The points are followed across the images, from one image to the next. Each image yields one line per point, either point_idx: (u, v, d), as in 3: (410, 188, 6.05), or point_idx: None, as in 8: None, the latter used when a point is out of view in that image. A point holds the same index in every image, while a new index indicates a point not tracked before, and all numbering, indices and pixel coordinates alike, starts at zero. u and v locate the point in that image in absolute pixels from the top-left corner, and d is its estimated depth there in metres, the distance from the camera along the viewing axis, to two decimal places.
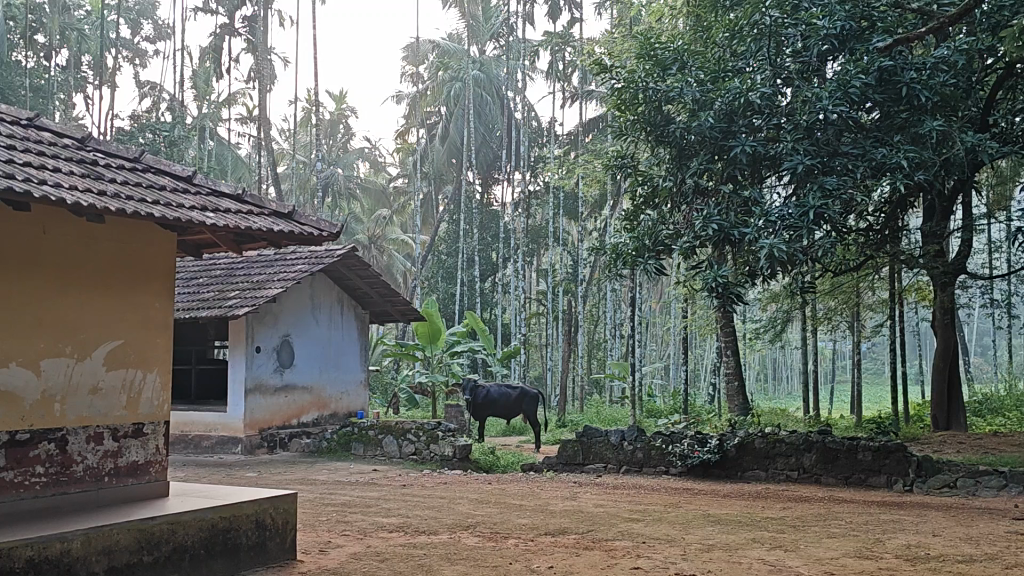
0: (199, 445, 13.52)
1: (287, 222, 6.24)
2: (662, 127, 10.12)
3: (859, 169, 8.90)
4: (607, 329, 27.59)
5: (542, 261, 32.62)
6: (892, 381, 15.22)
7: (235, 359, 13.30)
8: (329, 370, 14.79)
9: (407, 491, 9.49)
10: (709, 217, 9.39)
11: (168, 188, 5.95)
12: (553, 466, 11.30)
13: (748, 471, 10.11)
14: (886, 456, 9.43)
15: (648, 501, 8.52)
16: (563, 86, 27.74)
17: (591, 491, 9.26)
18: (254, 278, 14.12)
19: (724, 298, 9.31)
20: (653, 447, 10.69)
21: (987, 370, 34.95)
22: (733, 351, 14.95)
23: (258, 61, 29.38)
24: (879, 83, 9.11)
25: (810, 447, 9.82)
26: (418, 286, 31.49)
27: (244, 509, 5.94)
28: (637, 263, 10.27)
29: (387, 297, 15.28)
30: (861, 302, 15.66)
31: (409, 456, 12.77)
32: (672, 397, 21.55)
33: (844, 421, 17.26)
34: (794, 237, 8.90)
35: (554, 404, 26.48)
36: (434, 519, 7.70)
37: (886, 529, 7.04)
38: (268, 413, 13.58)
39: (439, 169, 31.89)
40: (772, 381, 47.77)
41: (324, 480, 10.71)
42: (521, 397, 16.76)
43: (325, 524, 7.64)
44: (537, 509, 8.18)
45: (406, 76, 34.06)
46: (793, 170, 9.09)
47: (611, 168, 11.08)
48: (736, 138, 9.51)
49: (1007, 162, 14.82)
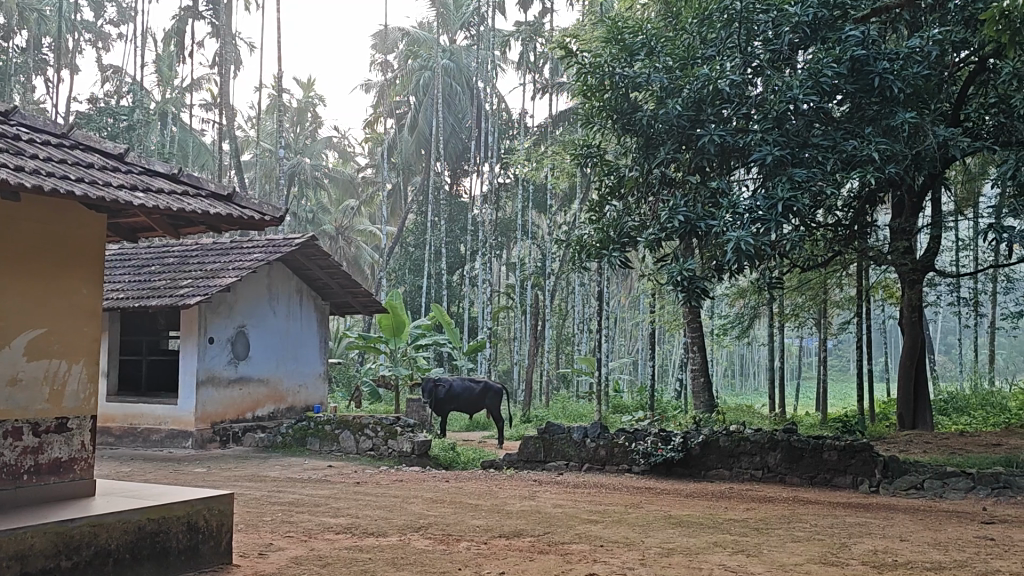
0: (148, 439, 13.05)
1: (225, 205, 5.85)
2: (628, 116, 9.82)
3: (829, 161, 8.64)
4: (575, 323, 27.36)
5: (511, 254, 32.29)
6: (859, 381, 15.05)
7: (186, 351, 12.86)
8: (286, 363, 14.37)
9: (359, 489, 9.13)
10: (676, 208, 9.08)
11: (96, 166, 5.55)
12: (513, 463, 10.97)
13: (711, 470, 9.86)
14: (852, 456, 9.22)
15: (609, 501, 8.23)
16: (534, 77, 27.34)
17: (551, 490, 8.96)
18: (208, 266, 13.64)
19: (690, 292, 9.00)
20: (616, 444, 10.39)
21: (953, 369, 35.13)
22: (700, 347, 14.70)
23: (222, 45, 28.77)
24: (850, 74, 8.79)
25: (775, 446, 9.58)
26: (385, 277, 31.11)
27: (174, 511, 5.55)
28: (602, 256, 9.94)
29: (347, 288, 14.88)
30: (828, 298, 15.45)
31: (366, 452, 12.40)
32: (638, 393, 21.32)
33: (811, 419, 17.10)
34: (762, 230, 8.58)
35: (520, 399, 26.17)
36: (384, 520, 7.35)
37: (852, 533, 6.79)
38: (221, 406, 13.16)
39: (408, 160, 31.43)
40: (739, 377, 47.91)
41: (274, 477, 10.32)
42: (484, 392, 16.38)
43: (269, 525, 7.26)
44: (492, 508, 7.86)
45: (375, 65, 33.49)
46: (762, 161, 8.77)
47: (577, 157, 10.76)
48: (704, 127, 9.21)
49: (975, 159, 14.73)
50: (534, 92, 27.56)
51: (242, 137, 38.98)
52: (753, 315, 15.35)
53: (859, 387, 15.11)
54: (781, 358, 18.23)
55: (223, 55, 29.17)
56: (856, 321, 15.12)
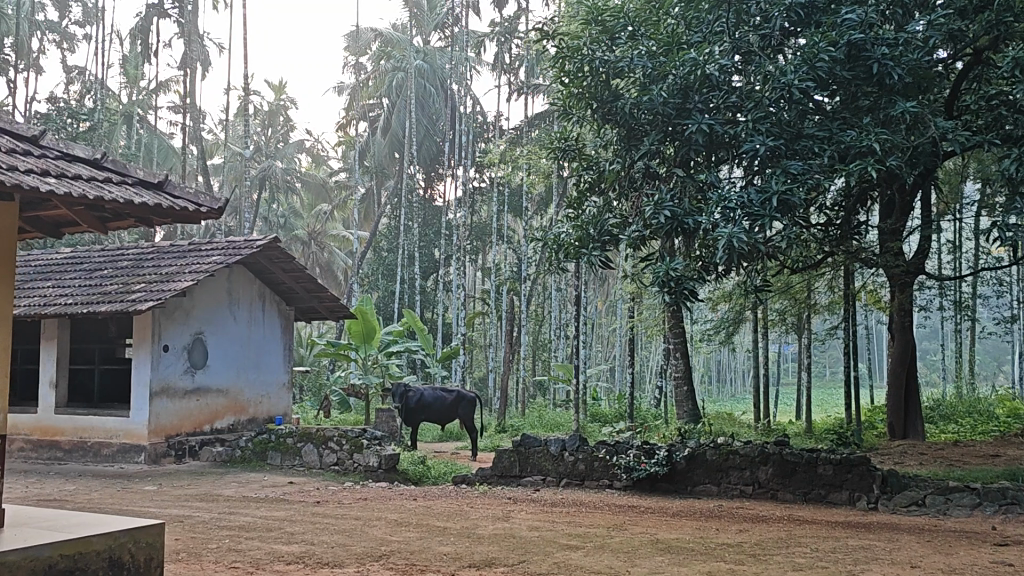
0: (99, 454, 12.21)
1: (154, 194, 5.16)
2: (609, 104, 9.18)
3: (827, 153, 8.02)
4: (552, 329, 26.76)
5: (486, 259, 31.61)
6: (846, 388, 14.53)
7: (140, 359, 12.09)
8: (247, 371, 13.63)
9: (318, 510, 8.40)
10: (661, 203, 8.40)
11: (3, 147, 4.79)
12: (487, 478, 10.29)
13: (698, 485, 9.23)
14: (848, 470, 8.64)
15: (590, 522, 7.58)
16: (509, 79, 26.71)
17: (526, 509, 8.28)
18: (163, 270, 12.85)
19: (677, 294, 8.32)
20: (596, 458, 9.72)
21: (934, 376, 34.83)
22: (683, 353, 14.09)
23: (188, 45, 27.92)
24: (847, 60, 8.20)
25: (766, 460, 8.97)
26: (358, 283, 30.39)
27: (93, 545, 4.75)
28: (580, 255, 9.28)
29: (313, 292, 14.17)
30: (813, 302, 14.90)
31: (330, 467, 11.65)
32: (616, 400, 20.73)
33: (796, 428, 16.53)
34: (754, 226, 7.93)
35: (496, 407, 25.54)
36: (343, 548, 6.64)
37: (859, 561, 6.18)
38: (176, 418, 12.40)
39: (381, 163, 30.81)
40: (716, 384, 47.52)
41: (229, 495, 9.58)
42: (457, 401, 15.62)
43: (213, 554, 6.54)
44: (462, 532, 7.17)
45: (348, 67, 32.77)
46: (753, 153, 8.16)
47: (553, 152, 10.16)
48: (691, 116, 8.57)
49: (960, 159, 14.36)
50: (509, 94, 26.95)
51: (211, 140, 38.00)
52: (738, 321, 14.78)
53: (847, 396, 14.58)
54: (767, 366, 17.64)
55: (190, 57, 28.39)
56: (843, 328, 14.53)
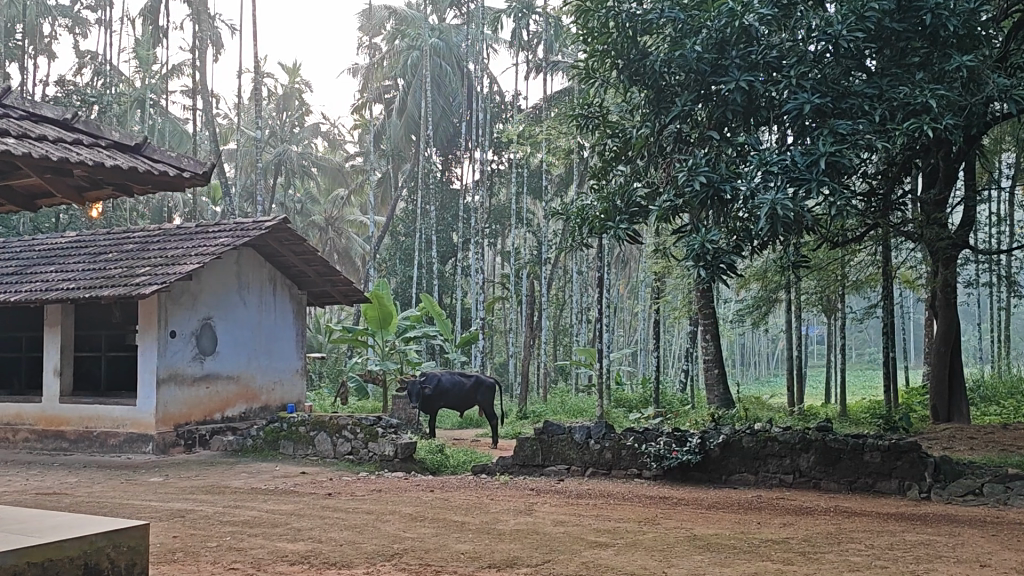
0: (106, 444, 11.76)
1: (130, 157, 4.60)
2: (636, 62, 8.47)
3: (878, 111, 7.44)
4: (574, 313, 26.16)
5: (505, 242, 30.98)
6: (885, 370, 13.84)
7: (146, 346, 11.61)
8: (258, 358, 13.13)
9: (329, 504, 7.86)
10: (696, 168, 7.79)
11: None
12: (508, 468, 9.73)
13: (733, 475, 8.64)
14: (898, 457, 8.04)
15: (619, 516, 7.01)
16: (527, 56, 25.93)
17: (550, 502, 7.72)
18: (170, 252, 12.36)
19: (713, 269, 7.68)
20: (624, 446, 9.13)
21: (970, 360, 33.84)
22: (713, 335, 13.47)
23: (200, 26, 27.33)
24: (897, 11, 7.62)
25: (807, 447, 8.36)
26: (375, 268, 29.90)
27: (65, 551, 4.22)
28: (606, 229, 8.66)
29: (326, 276, 13.67)
30: (848, 280, 14.21)
31: (345, 456, 11.12)
32: (641, 385, 20.12)
33: (831, 412, 15.87)
34: (798, 192, 7.33)
35: (517, 393, 24.99)
36: (351, 546, 6.08)
37: (921, 560, 5.57)
38: (185, 406, 11.92)
39: (397, 146, 30.27)
40: (741, 367, 46.80)
41: (237, 487, 9.07)
42: (475, 387, 15.17)
43: (211, 553, 6.01)
44: (481, 528, 6.61)
45: (362, 47, 32.18)
46: (798, 112, 7.58)
47: (574, 119, 9.51)
48: (728, 72, 7.93)
49: (1003, 126, 13.60)
50: (528, 71, 26.19)
51: (224, 126, 37.49)
52: (770, 301, 14.13)
53: (886, 379, 13.90)
54: (799, 348, 16.95)
55: (201, 38, 27.88)
56: (881, 308, 13.84)
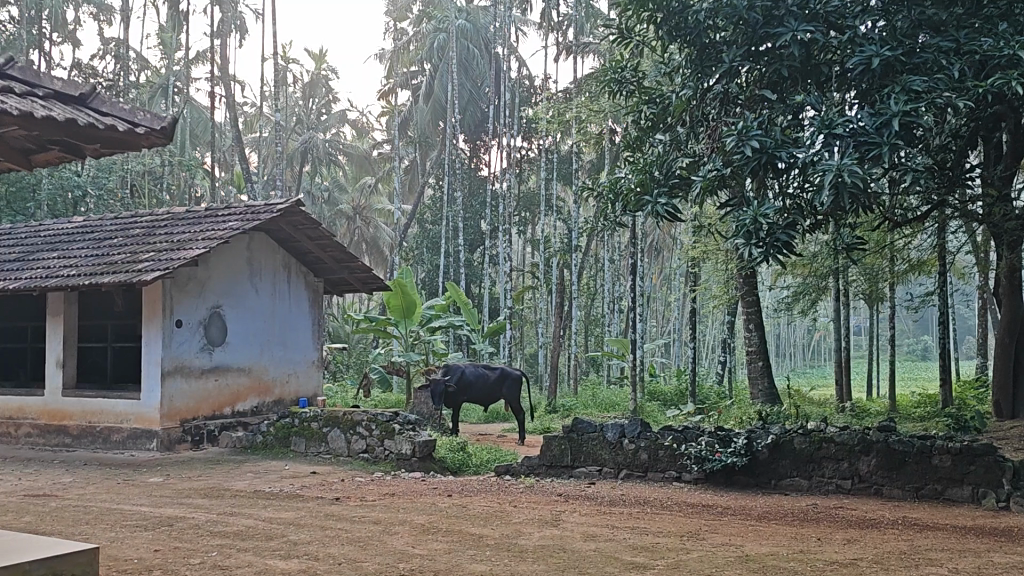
0: (109, 439, 11.13)
1: (72, 108, 3.83)
2: (678, 15, 7.61)
3: (956, 65, 6.59)
4: (605, 303, 25.27)
5: (535, 231, 30.17)
6: (942, 365, 12.87)
7: (150, 336, 10.94)
8: (272, 348, 12.42)
9: (334, 511, 7.11)
10: (748, 132, 6.96)
11: None
12: (534, 469, 8.91)
13: (785, 479, 7.78)
14: (971, 462, 7.13)
15: (658, 529, 6.17)
16: (556, 36, 24.98)
17: (579, 511, 6.90)
18: (177, 237, 11.67)
19: (767, 246, 6.80)
20: (661, 447, 8.28)
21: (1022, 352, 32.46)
22: (756, 324, 12.56)
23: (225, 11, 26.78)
24: None
25: (868, 450, 7.49)
26: (402, 258, 29.19)
27: None
28: (643, 204, 7.78)
29: (343, 262, 12.94)
30: (903, 264, 13.21)
31: (359, 455, 10.38)
32: (678, 377, 19.26)
33: (879, 407, 14.93)
34: (868, 158, 6.48)
35: (547, 386, 24.23)
36: (351, 566, 5.30)
37: None
38: (192, 400, 11.24)
39: (424, 131, 29.53)
40: (777, 358, 45.74)
41: (239, 490, 8.35)
42: (500, 379, 14.42)
43: (192, 572, 5.25)
44: (500, 543, 5.80)
45: (389, 33, 31.51)
46: (864, 66, 6.76)
47: (606, 85, 8.68)
48: (783, 23, 7.11)
49: None
50: (557, 54, 25.24)
51: (251, 114, 36.95)
52: (819, 288, 13.21)
53: (943, 373, 12.90)
54: (847, 339, 15.99)
55: (223, 23, 27.20)
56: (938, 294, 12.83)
